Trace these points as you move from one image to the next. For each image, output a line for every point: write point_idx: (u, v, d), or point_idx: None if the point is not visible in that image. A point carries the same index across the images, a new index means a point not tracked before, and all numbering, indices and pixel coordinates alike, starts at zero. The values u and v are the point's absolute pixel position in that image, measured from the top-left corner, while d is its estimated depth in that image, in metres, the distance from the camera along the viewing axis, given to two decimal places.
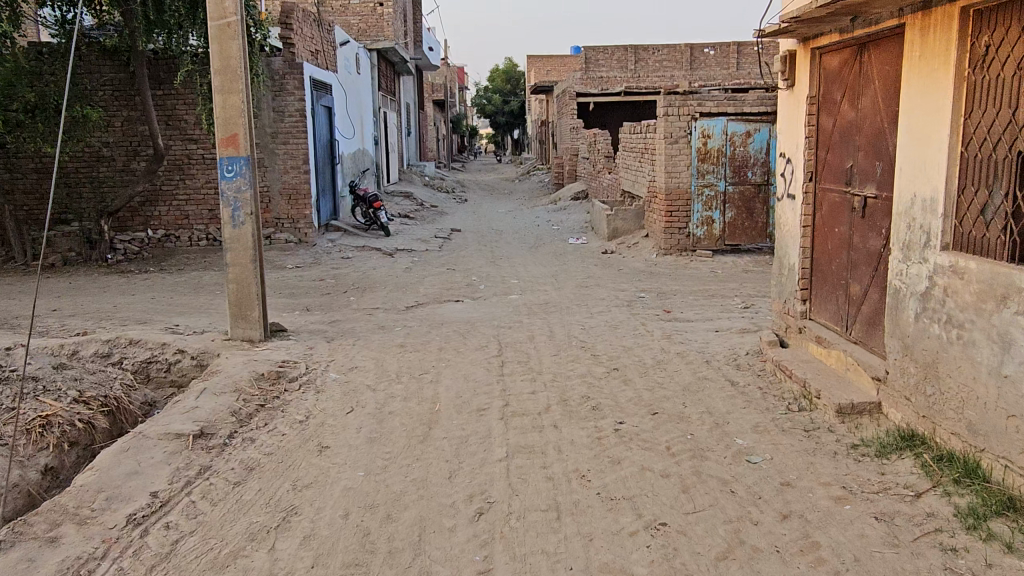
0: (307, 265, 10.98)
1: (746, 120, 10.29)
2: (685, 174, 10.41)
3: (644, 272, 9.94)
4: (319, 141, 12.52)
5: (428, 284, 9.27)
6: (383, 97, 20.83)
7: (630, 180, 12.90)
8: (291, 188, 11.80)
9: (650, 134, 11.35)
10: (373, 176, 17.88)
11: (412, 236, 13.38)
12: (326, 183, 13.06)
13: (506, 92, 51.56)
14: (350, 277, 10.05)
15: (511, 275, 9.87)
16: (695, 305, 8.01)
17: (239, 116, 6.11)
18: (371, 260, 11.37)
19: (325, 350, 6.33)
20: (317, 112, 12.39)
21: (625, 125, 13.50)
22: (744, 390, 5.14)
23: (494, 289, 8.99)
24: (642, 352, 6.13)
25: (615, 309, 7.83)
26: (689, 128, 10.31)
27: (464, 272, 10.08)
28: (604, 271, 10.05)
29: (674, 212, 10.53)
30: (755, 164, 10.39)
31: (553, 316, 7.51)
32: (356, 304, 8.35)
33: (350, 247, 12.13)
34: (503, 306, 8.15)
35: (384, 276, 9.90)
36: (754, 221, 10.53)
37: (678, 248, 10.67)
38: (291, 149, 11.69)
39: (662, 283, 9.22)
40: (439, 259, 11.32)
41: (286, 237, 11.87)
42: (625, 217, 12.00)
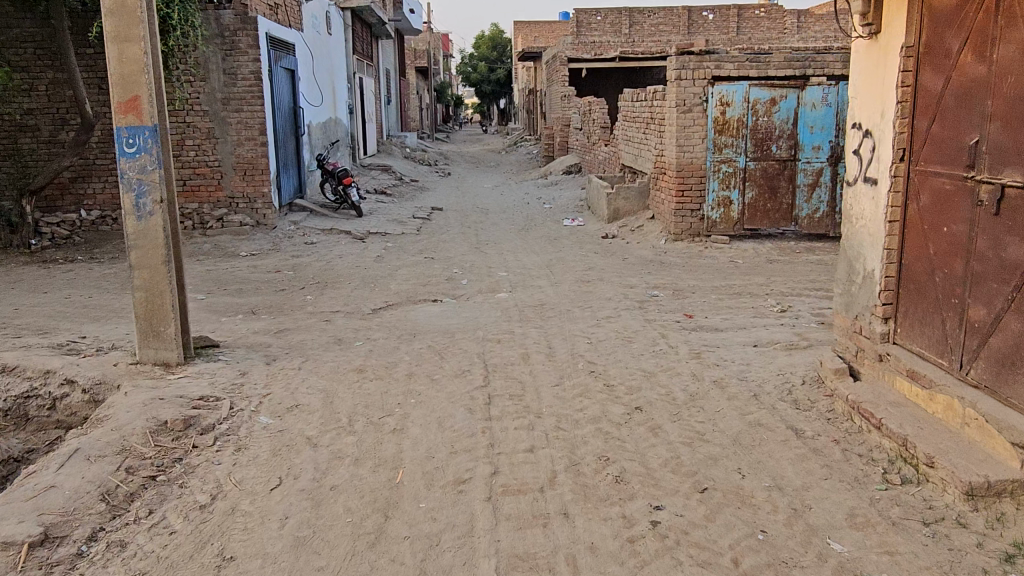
0: (263, 253, 9.51)
1: (771, 85, 8.84)
2: (699, 148, 9.05)
3: (654, 262, 8.56)
4: (280, 109, 10.97)
5: (401, 278, 7.85)
6: (359, 61, 19.15)
7: (633, 154, 11.49)
8: (245, 163, 10.28)
9: (657, 101, 9.95)
10: (346, 148, 16.32)
11: (387, 217, 11.92)
12: (290, 157, 11.53)
13: (492, 60, 49.47)
14: (311, 269, 8.61)
15: (500, 266, 8.47)
16: (721, 307, 6.65)
17: (141, 72, 4.63)
18: (338, 246, 9.91)
19: (261, 375, 4.92)
20: (277, 75, 10.81)
21: (625, 92, 12.07)
22: (816, 446, 3.80)
23: (480, 285, 7.60)
24: (669, 379, 4.78)
25: (626, 312, 6.47)
26: (704, 94, 8.92)
27: (445, 263, 8.66)
28: (607, 260, 8.67)
29: (686, 191, 9.17)
30: (780, 137, 8.95)
31: (550, 323, 6.13)
32: (313, 305, 6.93)
33: (315, 231, 10.65)
34: (490, 308, 6.76)
35: (351, 268, 8.46)
36: (779, 202, 9.12)
37: (691, 233, 9.32)
38: (245, 118, 10.14)
39: (676, 277, 7.85)
40: (416, 245, 9.90)
41: (241, 217, 10.37)
42: (628, 196, 10.59)
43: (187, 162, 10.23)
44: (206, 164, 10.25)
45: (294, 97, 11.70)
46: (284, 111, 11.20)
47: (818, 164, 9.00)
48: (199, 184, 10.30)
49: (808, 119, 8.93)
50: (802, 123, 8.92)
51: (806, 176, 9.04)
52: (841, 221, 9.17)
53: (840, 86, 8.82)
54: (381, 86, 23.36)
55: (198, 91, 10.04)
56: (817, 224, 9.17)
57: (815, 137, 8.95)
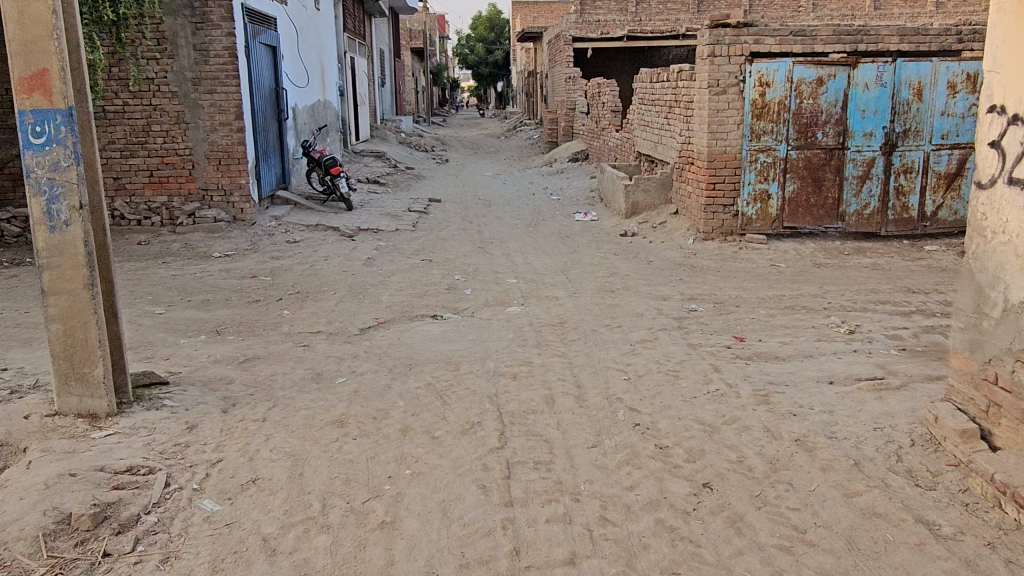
0: (238, 254, 8.40)
1: (818, 63, 7.75)
2: (734, 135, 7.97)
3: (685, 267, 7.47)
4: (260, 91, 9.82)
5: (394, 286, 6.78)
6: (350, 40, 17.93)
7: (651, 141, 10.38)
8: (220, 151, 9.14)
9: (683, 82, 8.85)
10: (336, 133, 15.18)
11: (380, 209, 10.81)
12: (273, 143, 10.40)
13: (490, 41, 48.00)
14: (291, 273, 7.53)
15: (508, 271, 7.38)
16: (775, 326, 5.59)
17: (51, 38, 3.52)
18: (324, 245, 8.80)
19: (213, 430, 3.84)
20: (256, 51, 9.65)
21: (641, 71, 10.96)
22: (966, 556, 2.75)
23: (486, 295, 6.52)
24: (738, 438, 3.72)
25: (663, 333, 5.41)
26: (742, 73, 7.82)
27: (446, 266, 7.59)
28: (630, 264, 7.59)
29: (718, 183, 8.08)
30: (827, 122, 7.88)
31: (575, 351, 5.06)
32: (290, 322, 5.84)
33: (298, 226, 9.53)
34: (500, 326, 5.69)
35: (337, 273, 7.37)
36: (824, 196, 8.04)
37: (722, 231, 8.24)
38: (219, 100, 9.01)
39: (713, 285, 6.78)
40: (412, 244, 8.82)
41: (216, 211, 9.21)
42: (648, 188, 9.48)
43: (153, 151, 9.08)
44: (176, 152, 9.12)
45: (276, 77, 10.55)
46: (265, 93, 10.05)
47: (869, 153, 7.93)
48: (169, 175, 9.17)
49: (859, 102, 7.83)
50: (852, 107, 7.84)
51: (856, 167, 7.97)
52: (893, 217, 8.10)
53: (897, 63, 7.74)
54: (375, 67, 22.17)
55: (165, 69, 8.89)
56: (866, 221, 8.11)
57: (866, 122, 7.87)
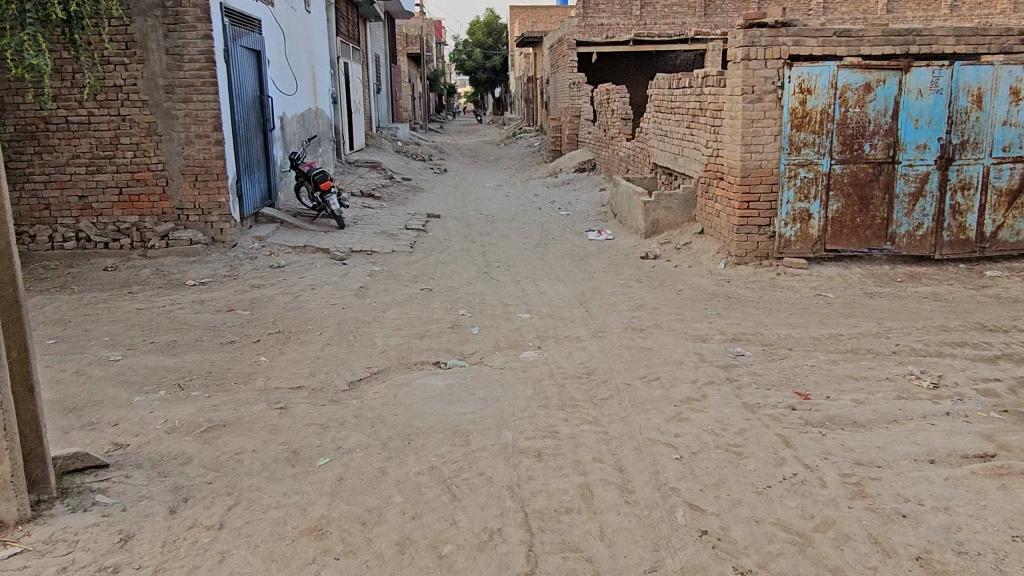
0: (215, 281, 7.50)
1: (866, 67, 6.91)
2: (771, 147, 7.13)
3: (719, 297, 6.60)
4: (241, 99, 8.95)
5: (390, 323, 5.90)
6: (343, 44, 17.09)
7: (670, 152, 9.54)
8: (196, 166, 8.26)
9: (708, 88, 8.01)
10: (327, 143, 14.32)
11: (375, 227, 9.94)
12: (257, 156, 9.52)
13: (487, 46, 47.30)
14: (273, 306, 6.64)
15: (519, 303, 6.50)
16: (841, 378, 4.71)
17: None
18: (312, 270, 7.91)
19: (153, 545, 2.94)
20: (237, 56, 8.79)
21: (657, 77, 10.13)
22: None
23: (497, 336, 5.64)
24: (839, 556, 2.84)
25: (711, 388, 4.53)
26: (780, 78, 6.99)
27: (449, 297, 6.71)
28: (656, 294, 6.71)
29: (753, 202, 7.25)
30: (875, 133, 7.04)
31: (608, 414, 4.17)
32: (266, 373, 4.95)
33: (284, 248, 8.65)
34: (515, 377, 4.81)
35: (324, 306, 6.48)
36: (871, 215, 7.20)
37: (757, 255, 7.38)
38: (195, 110, 8.13)
39: (756, 321, 5.91)
40: (410, 268, 7.94)
41: (192, 233, 8.30)
42: (670, 205, 8.62)
43: (122, 165, 8.20)
44: (148, 167, 8.24)
45: (261, 84, 9.68)
46: (247, 101, 9.18)
47: (923, 167, 7.09)
48: (140, 193, 8.28)
49: (912, 111, 6.99)
50: (904, 116, 7.00)
51: (907, 183, 7.13)
52: (949, 239, 7.25)
53: (955, 67, 6.90)
54: (370, 74, 21.35)
55: (135, 75, 8.03)
56: (919, 244, 7.26)
57: (919, 133, 7.04)
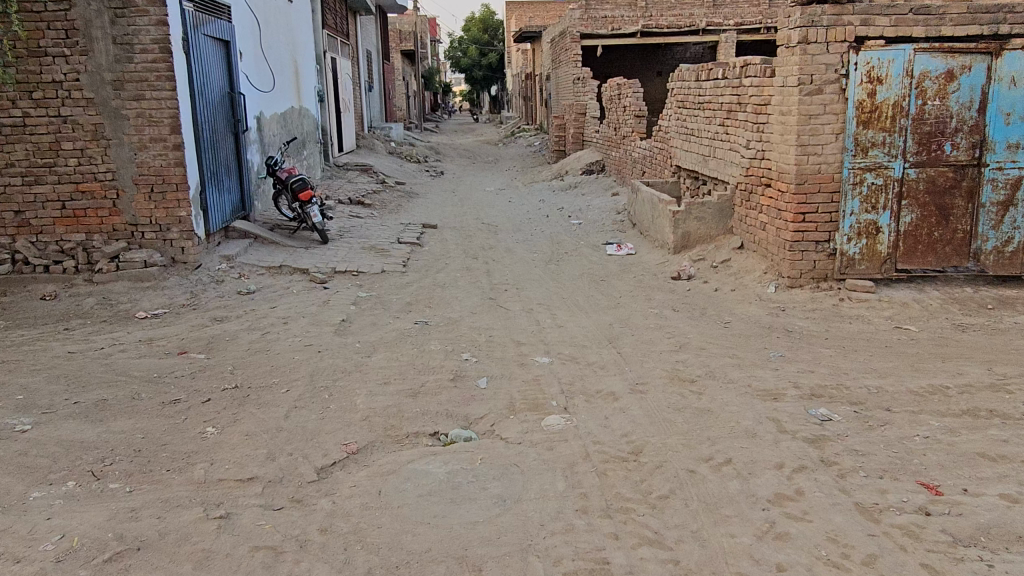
0: (170, 312, 6.31)
1: (947, 51, 5.79)
2: (832, 148, 5.97)
3: (778, 333, 5.43)
4: (206, 96, 7.76)
5: (376, 373, 4.71)
6: (331, 38, 15.87)
7: (699, 154, 8.37)
8: (151, 175, 7.06)
9: (750, 79, 6.86)
10: (312, 145, 13.14)
11: (364, 241, 8.76)
12: (228, 161, 8.33)
13: (483, 43, 46.06)
14: (236, 347, 5.45)
15: (534, 343, 5.33)
16: (974, 460, 3.55)
17: None
18: (287, 296, 6.72)
19: None
20: (199, 46, 7.59)
21: (681, 68, 9.01)
22: None
23: (510, 394, 4.46)
24: None
25: (805, 479, 3.36)
26: (844, 66, 5.83)
27: (448, 335, 5.53)
28: (701, 328, 5.54)
29: (810, 213, 6.11)
30: (957, 131, 5.90)
31: (675, 527, 3.00)
32: (211, 454, 3.76)
33: (256, 269, 7.45)
34: (539, 458, 3.63)
35: (296, 348, 5.28)
36: (952, 227, 6.06)
37: (814, 276, 6.22)
38: (148, 109, 6.93)
39: (832, 366, 4.74)
40: (402, 294, 6.76)
41: (147, 253, 7.11)
42: (704, 215, 7.45)
43: (65, 175, 7.02)
44: (95, 176, 7.05)
45: (230, 79, 8.49)
46: (214, 99, 7.98)
47: (1014, 170, 5.97)
48: (86, 207, 7.10)
49: (1002, 103, 5.86)
50: (993, 109, 5.87)
51: (996, 190, 6.00)
52: None
53: None
54: (360, 70, 20.11)
55: (76, 69, 6.83)
56: (1008, 262, 6.12)
57: (1010, 130, 5.91)
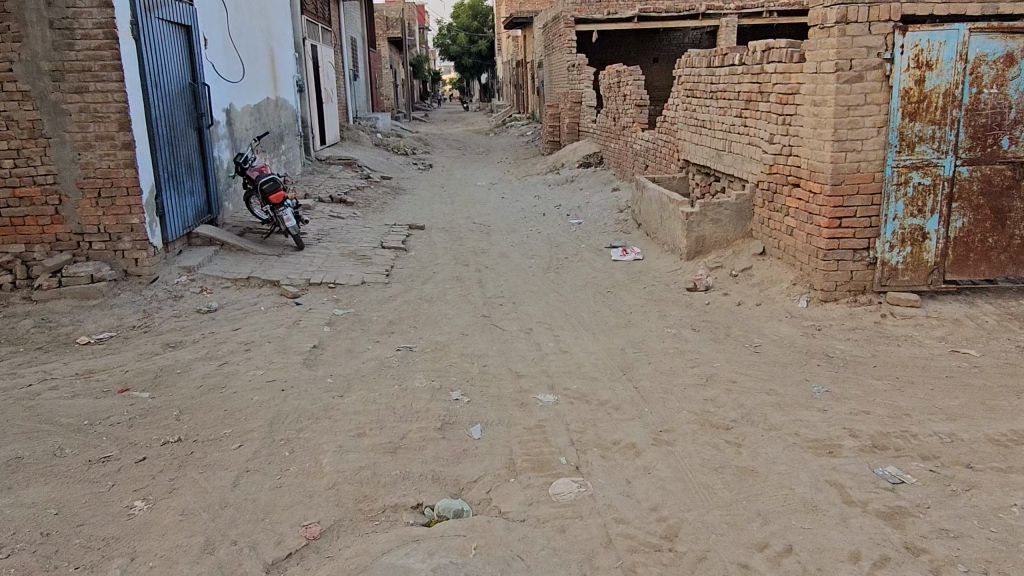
0: (116, 337, 5.50)
1: (1008, 31, 5.04)
2: (873, 143, 5.22)
3: (817, 359, 4.69)
4: (162, 88, 6.91)
5: (348, 420, 3.94)
6: (311, 23, 14.97)
7: (711, 148, 7.60)
8: (98, 177, 6.24)
9: (774, 65, 6.09)
10: (290, 139, 12.28)
11: (344, 246, 7.97)
12: (190, 160, 7.50)
13: (473, 29, 45.08)
14: (187, 382, 4.66)
15: (536, 376, 4.56)
16: None
17: None
18: (253, 315, 5.93)
19: None
20: (152, 31, 6.74)
21: (691, 53, 8.23)
22: None
23: (509, 447, 3.70)
24: None
25: None
26: (888, 48, 5.06)
27: (435, 366, 4.76)
28: (728, 354, 4.79)
29: (848, 217, 5.36)
30: (1016, 122, 5.17)
31: None
32: (134, 542, 2.98)
33: (220, 281, 6.65)
34: (548, 548, 2.87)
35: (257, 385, 4.50)
36: (1009, 233, 5.33)
37: (851, 289, 5.48)
38: (93, 103, 6.10)
39: (889, 405, 4.00)
40: (384, 311, 5.98)
41: (95, 266, 6.28)
42: (720, 217, 6.69)
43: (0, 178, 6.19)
44: (34, 180, 6.22)
45: (191, 68, 7.64)
46: (172, 91, 7.14)
47: None
48: (24, 214, 6.27)
49: None
50: None
51: None
52: None
53: None
54: (345, 58, 19.19)
55: (9, 58, 5.98)
56: None
57: None
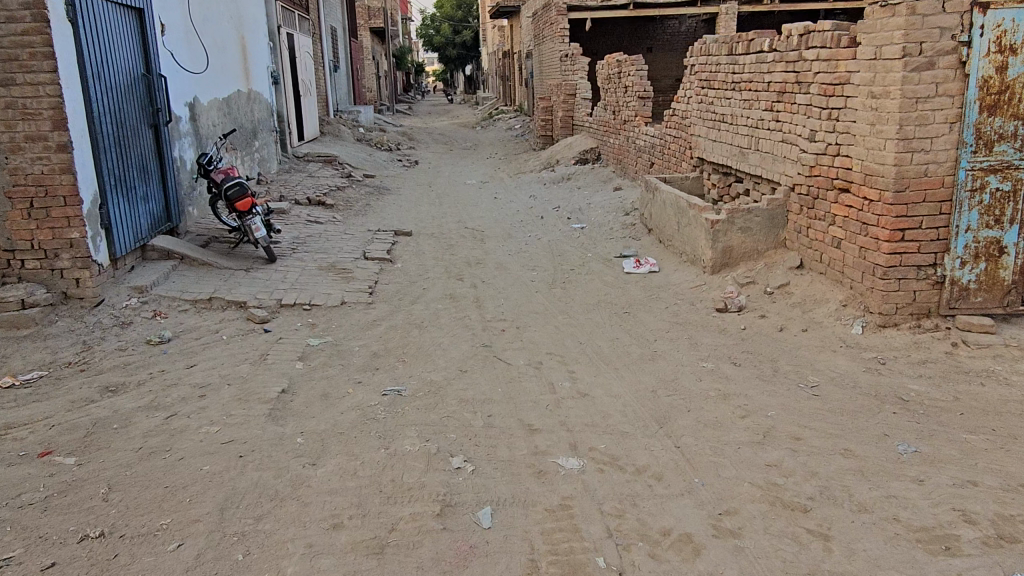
0: (46, 379, 4.59)
1: None
2: (944, 142, 4.44)
3: (890, 402, 3.89)
4: (110, 80, 6.01)
5: (320, 503, 3.08)
6: (287, 11, 13.99)
7: (734, 145, 6.78)
8: (30, 185, 5.34)
9: (816, 51, 5.29)
10: (265, 135, 11.36)
11: (323, 257, 7.11)
12: (145, 161, 6.61)
13: (457, 20, 44.07)
14: (123, 441, 3.78)
15: (552, 432, 3.73)
16: None
17: None
18: (212, 346, 5.04)
19: None
20: (96, 13, 5.83)
21: (707, 39, 7.42)
22: None
23: (530, 541, 2.87)
24: None
25: None
26: (965, 30, 4.28)
27: (428, 417, 3.92)
28: (782, 398, 3.98)
29: (912, 228, 4.57)
30: None
31: None
32: None
33: (177, 303, 5.76)
34: None
35: (210, 448, 3.62)
36: None
37: (914, 312, 4.69)
38: (21, 97, 5.19)
39: (999, 473, 3.21)
40: (366, 341, 5.12)
41: (27, 289, 5.35)
42: (749, 226, 5.87)
43: None
44: None
45: (146, 57, 6.73)
46: (121, 83, 6.23)
47: None
48: None
49: None
50: None
51: None
52: None
53: None
54: (324, 49, 18.20)
55: None
56: None
57: None
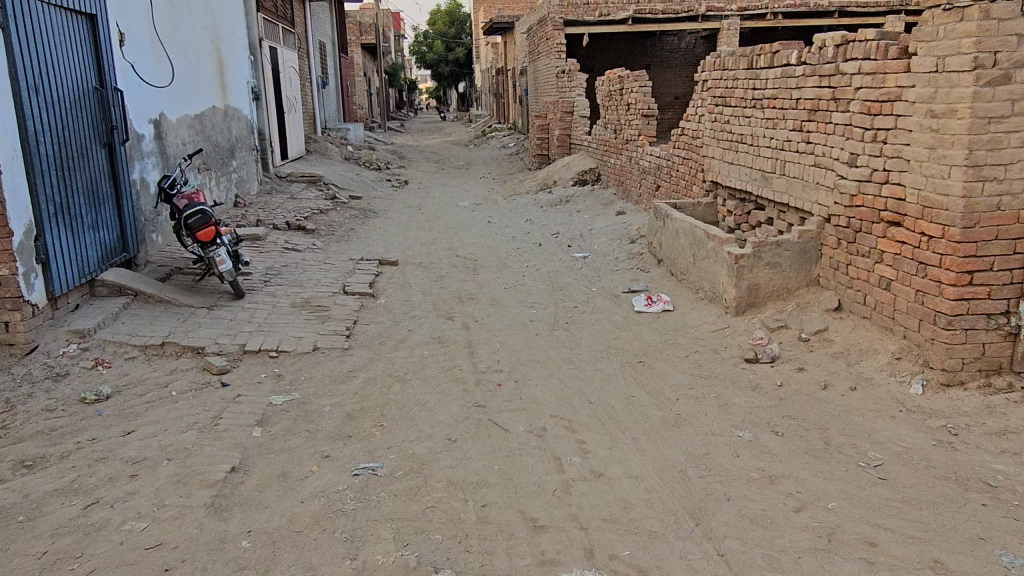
0: None
1: None
2: (1020, 170, 3.77)
3: (976, 490, 3.17)
4: (53, 93, 5.29)
5: None
6: (271, 24, 13.34)
7: (754, 169, 6.11)
8: None
9: (857, 64, 4.63)
10: (243, 153, 10.65)
11: (298, 292, 6.38)
12: (95, 184, 5.87)
13: (450, 37, 43.65)
14: (24, 542, 3.00)
15: (562, 531, 2.98)
16: None
17: None
18: (157, 406, 4.28)
19: None
20: (36, 18, 5.13)
21: (722, 52, 6.78)
22: None
23: None
24: None
25: None
26: None
27: (407, 509, 3.17)
28: (841, 483, 3.25)
29: (983, 270, 3.87)
30: None
31: None
32: None
33: (124, 350, 5.00)
34: None
35: (130, 556, 2.86)
36: None
37: (983, 367, 3.98)
38: None
39: None
40: (339, 399, 4.37)
41: None
42: (778, 262, 5.16)
43: None
44: None
45: (98, 69, 6.02)
46: (67, 97, 5.52)
47: None
48: None
49: None
50: None
51: None
52: None
53: None
54: (312, 65, 17.56)
55: None
56: None
57: None
